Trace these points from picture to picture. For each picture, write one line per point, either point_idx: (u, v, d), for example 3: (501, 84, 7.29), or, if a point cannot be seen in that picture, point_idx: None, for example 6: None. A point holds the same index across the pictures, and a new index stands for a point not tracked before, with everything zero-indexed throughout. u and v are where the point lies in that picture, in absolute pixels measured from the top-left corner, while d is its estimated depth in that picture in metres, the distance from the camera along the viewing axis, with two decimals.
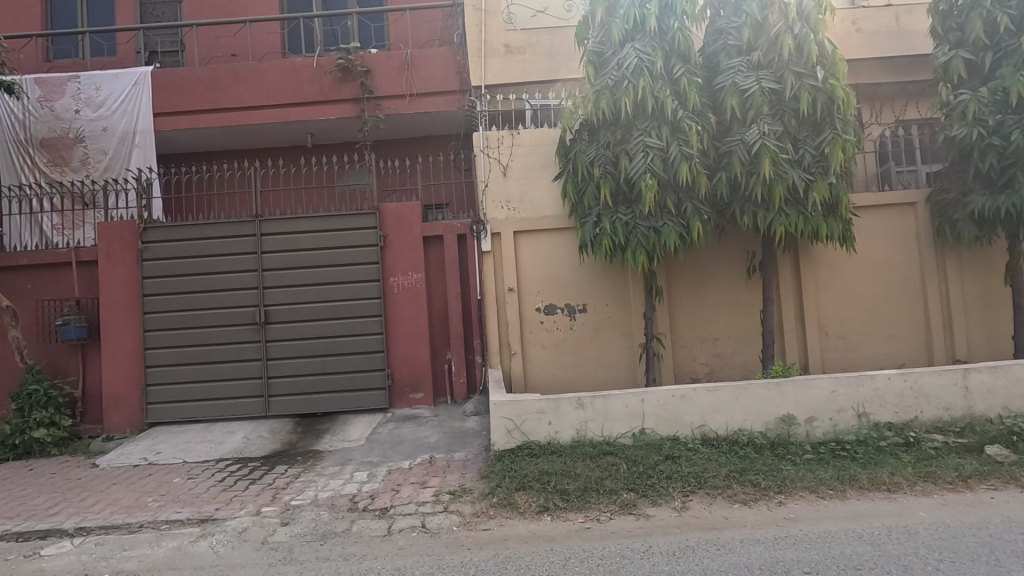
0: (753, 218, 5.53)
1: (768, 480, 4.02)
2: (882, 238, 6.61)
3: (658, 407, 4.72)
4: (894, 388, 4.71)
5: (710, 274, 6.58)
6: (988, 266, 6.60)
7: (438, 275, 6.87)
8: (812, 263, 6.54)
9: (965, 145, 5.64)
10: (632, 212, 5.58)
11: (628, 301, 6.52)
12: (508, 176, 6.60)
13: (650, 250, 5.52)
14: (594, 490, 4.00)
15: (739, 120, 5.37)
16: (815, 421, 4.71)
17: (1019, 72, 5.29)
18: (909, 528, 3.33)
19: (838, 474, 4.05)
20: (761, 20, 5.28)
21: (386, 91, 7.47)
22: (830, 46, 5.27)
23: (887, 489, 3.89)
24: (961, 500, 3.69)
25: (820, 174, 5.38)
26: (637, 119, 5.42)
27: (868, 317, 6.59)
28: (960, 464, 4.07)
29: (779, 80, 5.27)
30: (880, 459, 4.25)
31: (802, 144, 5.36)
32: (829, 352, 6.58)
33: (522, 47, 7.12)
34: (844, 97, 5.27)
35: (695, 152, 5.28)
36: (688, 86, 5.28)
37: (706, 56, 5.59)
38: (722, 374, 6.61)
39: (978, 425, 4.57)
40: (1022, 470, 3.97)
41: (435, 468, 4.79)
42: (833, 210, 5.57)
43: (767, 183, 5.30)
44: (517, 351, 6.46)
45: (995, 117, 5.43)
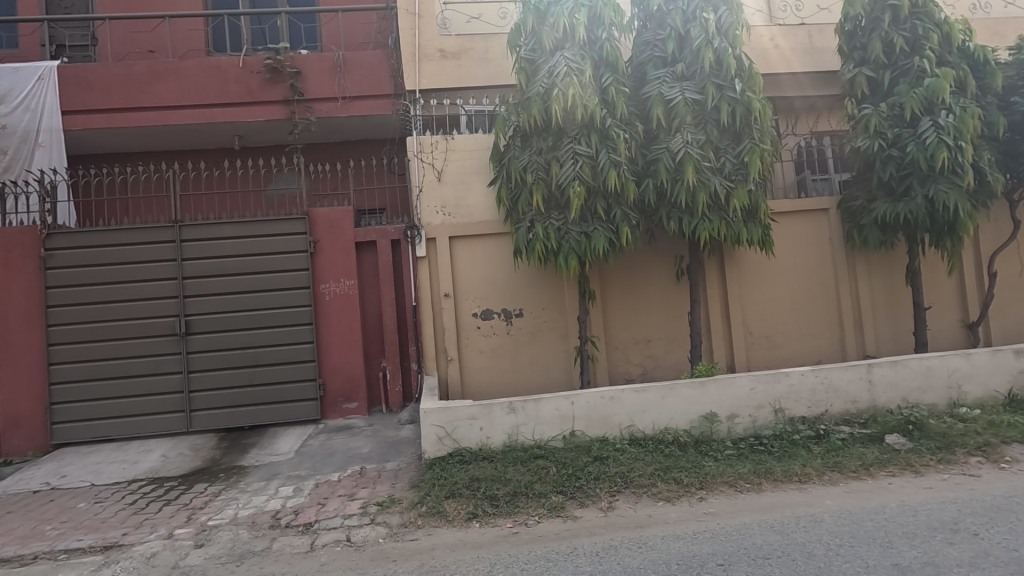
0: (678, 224, 5.70)
1: (691, 476, 4.17)
2: (799, 242, 7.01)
3: (588, 410, 4.82)
4: (807, 384, 5.00)
5: (642, 278, 6.77)
6: (892, 267, 7.12)
7: (373, 282, 6.76)
8: (736, 267, 6.85)
9: (869, 156, 6.06)
10: (564, 217, 5.65)
11: (564, 305, 6.62)
12: (442, 181, 6.56)
13: (581, 255, 5.60)
14: (523, 494, 4.03)
15: (665, 128, 5.56)
16: (736, 418, 4.93)
17: (913, 89, 5.74)
18: (816, 516, 3.52)
19: (755, 468, 4.25)
20: (684, 34, 5.52)
21: (317, 94, 7.28)
22: (747, 60, 5.55)
23: (799, 480, 4.12)
24: (863, 487, 3.95)
25: (740, 181, 5.60)
26: (568, 126, 5.52)
27: (788, 317, 6.96)
28: (864, 453, 4.35)
29: (701, 91, 5.49)
30: (794, 451, 4.49)
31: (723, 152, 5.58)
32: (753, 351, 6.89)
33: (457, 53, 7.11)
34: (761, 108, 5.53)
35: (623, 159, 5.42)
36: (616, 95, 5.42)
37: (634, 67, 5.79)
38: (654, 374, 6.80)
39: (880, 416, 4.91)
40: (917, 456, 4.29)
41: (365, 479, 4.68)
42: (753, 216, 5.83)
43: (691, 190, 5.48)
44: (454, 357, 6.41)
45: (893, 131, 5.86)
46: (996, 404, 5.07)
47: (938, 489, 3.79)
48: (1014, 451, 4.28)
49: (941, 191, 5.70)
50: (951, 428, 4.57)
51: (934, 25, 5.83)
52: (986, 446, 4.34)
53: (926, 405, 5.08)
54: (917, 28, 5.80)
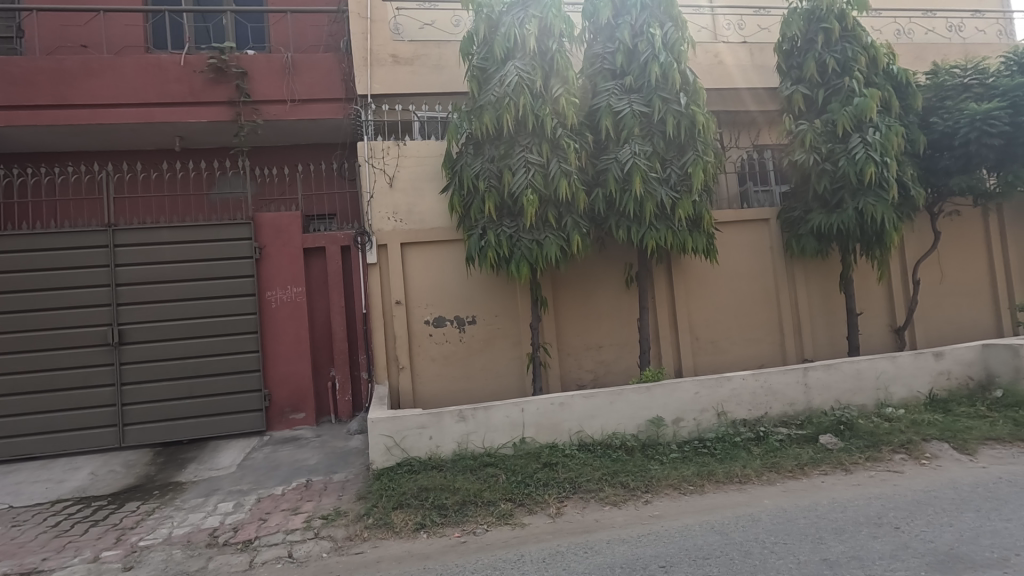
0: (627, 232, 5.82)
1: (637, 480, 4.25)
2: (742, 251, 7.29)
3: (537, 416, 4.86)
4: (748, 387, 5.20)
5: (593, 285, 6.88)
6: (828, 274, 7.50)
7: (321, 289, 6.61)
8: (683, 275, 7.06)
9: (805, 169, 6.39)
10: (515, 225, 5.68)
11: (516, 312, 6.65)
12: (394, 187, 6.49)
13: (533, 262, 5.62)
14: (472, 502, 4.01)
15: (614, 139, 5.69)
16: (681, 422, 5.07)
17: (844, 107, 6.08)
18: (754, 516, 3.66)
19: (698, 470, 4.38)
20: (632, 48, 5.67)
21: (265, 96, 7.08)
22: (691, 75, 5.76)
23: (739, 481, 4.26)
24: (798, 486, 4.13)
25: (685, 192, 5.78)
26: (519, 135, 5.56)
27: (733, 322, 7.22)
28: (800, 453, 4.55)
29: (648, 103, 5.65)
30: (735, 453, 4.65)
31: (669, 164, 5.75)
32: (700, 356, 7.11)
33: (411, 59, 7.05)
34: (704, 122, 5.73)
35: (573, 168, 5.51)
36: (566, 105, 5.50)
37: (585, 78, 5.91)
38: (605, 380, 6.91)
39: (815, 417, 5.15)
40: (847, 455, 4.52)
41: (310, 492, 4.55)
42: (698, 225, 6.01)
43: (638, 200, 5.61)
44: (405, 365, 6.32)
45: (827, 146, 6.20)
46: (918, 403, 5.41)
47: (865, 486, 4.01)
48: (934, 448, 4.57)
49: (869, 204, 6.05)
50: (879, 427, 4.84)
51: (862, 48, 6.21)
52: (909, 443, 4.61)
53: (856, 406, 5.36)
54: (847, 50, 6.17)
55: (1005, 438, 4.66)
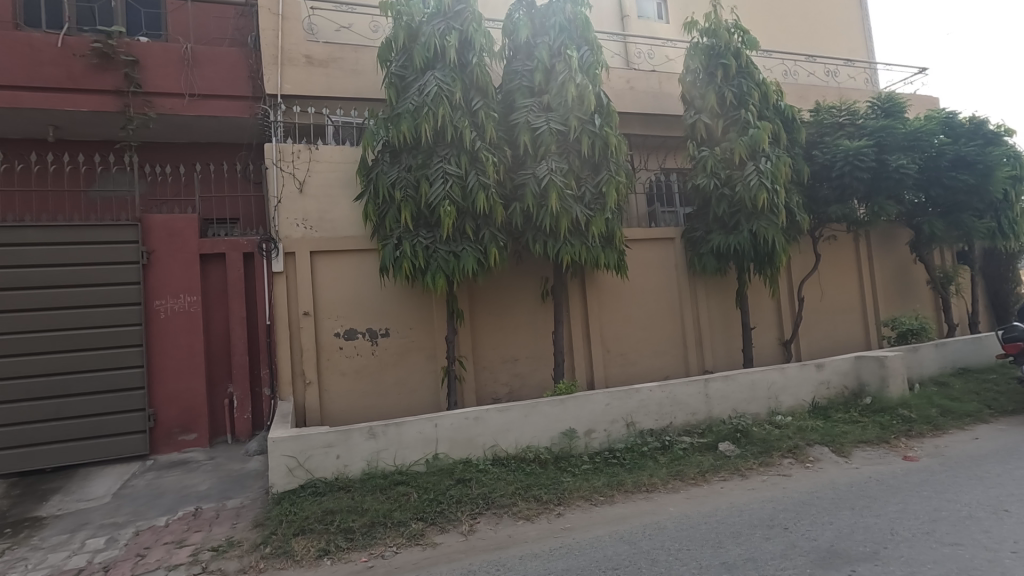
0: (543, 247, 5.88)
1: (551, 493, 4.27)
2: (650, 268, 7.64)
3: (452, 431, 4.77)
4: (655, 399, 5.42)
5: (509, 299, 6.92)
6: (725, 291, 8.06)
7: (219, 299, 6.13)
8: (596, 289, 7.28)
9: (708, 192, 6.86)
10: (432, 236, 5.57)
11: (432, 325, 6.53)
12: (304, 192, 6.18)
13: (449, 274, 5.51)
14: (381, 524, 3.83)
15: (531, 154, 5.77)
16: (593, 433, 5.18)
17: (740, 137, 6.60)
18: (660, 523, 3.78)
19: (608, 481, 4.47)
20: (550, 67, 5.80)
21: (160, 87, 6.51)
22: (605, 98, 6.00)
23: (646, 490, 4.41)
24: (700, 492, 4.35)
25: (598, 210, 5.96)
26: (437, 145, 5.50)
27: (641, 336, 7.53)
28: (702, 461, 4.79)
29: (565, 122, 5.81)
30: (643, 463, 4.82)
31: (584, 182, 5.92)
32: (611, 368, 7.34)
33: (326, 60, 6.77)
34: (616, 143, 5.97)
35: (492, 181, 5.49)
36: (485, 119, 5.51)
37: (504, 93, 5.98)
38: (521, 393, 6.94)
39: (715, 426, 5.46)
40: (743, 461, 4.82)
41: (199, 521, 4.14)
42: (610, 242, 6.21)
43: (554, 215, 5.71)
44: (312, 381, 5.98)
45: (725, 172, 6.70)
46: (803, 411, 5.90)
47: (759, 490, 4.28)
48: (817, 452, 4.99)
49: (762, 227, 6.57)
50: (770, 433, 5.21)
51: (755, 84, 6.79)
52: (795, 448, 5.01)
53: (751, 414, 5.75)
54: (742, 85, 6.72)
55: (874, 441, 5.19)
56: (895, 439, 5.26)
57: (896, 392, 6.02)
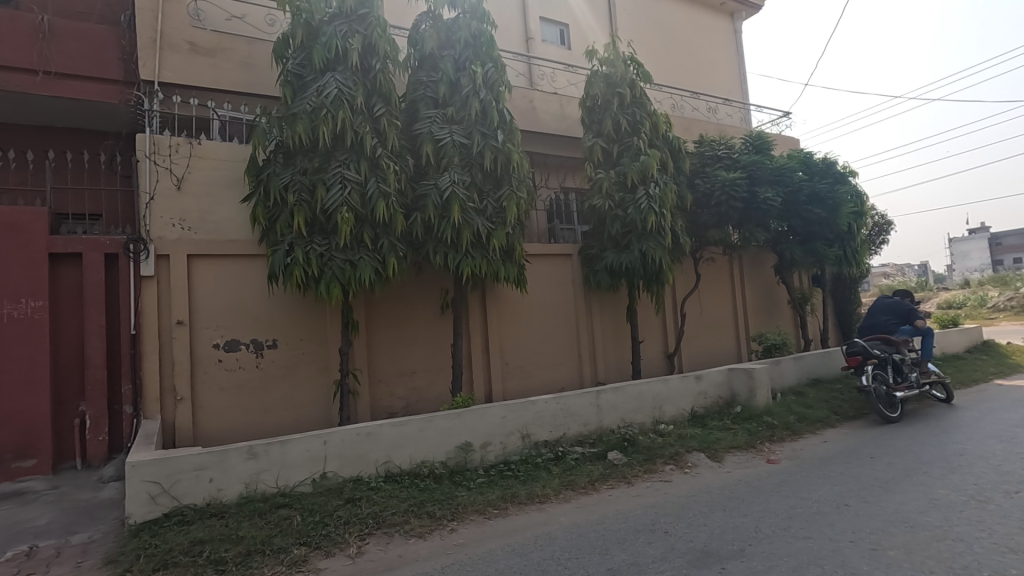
0: (444, 258, 5.78)
1: (444, 509, 4.20)
2: (549, 282, 7.86)
3: (341, 448, 4.55)
4: (550, 410, 5.55)
5: (408, 310, 6.78)
6: (617, 306, 8.49)
7: (72, 305, 5.42)
8: (495, 302, 7.36)
9: (603, 213, 7.23)
10: (328, 243, 5.30)
11: (325, 336, 6.22)
12: (182, 190, 5.66)
13: (345, 284, 5.26)
14: (258, 552, 3.54)
15: (434, 165, 5.72)
16: (489, 446, 5.19)
17: (633, 163, 7.02)
18: (551, 534, 3.85)
19: (502, 493, 4.49)
20: (455, 81, 5.87)
21: (5, 60, 5.65)
22: (508, 115, 6.12)
23: (539, 501, 4.48)
24: (589, 501, 4.50)
25: (499, 224, 6.01)
26: (336, 150, 5.28)
27: (539, 349, 7.70)
28: (592, 470, 4.97)
29: (468, 136, 5.85)
30: (536, 474, 4.90)
31: (486, 196, 5.96)
32: (508, 381, 7.41)
33: (213, 50, 6.28)
34: (518, 160, 6.08)
35: (393, 190, 5.36)
36: (388, 127, 5.40)
37: (408, 102, 5.90)
38: (417, 407, 6.79)
39: (605, 436, 5.70)
40: (629, 469, 5.08)
41: (34, 562, 3.57)
42: (511, 256, 6.26)
43: (456, 227, 5.68)
44: (184, 397, 5.43)
45: (619, 195, 7.10)
46: (683, 420, 6.33)
47: (643, 496, 4.51)
48: (695, 458, 5.36)
49: (651, 248, 7.00)
50: (654, 442, 5.53)
51: (647, 114, 7.28)
52: (676, 455, 5.35)
53: (637, 424, 6.07)
54: (635, 114, 7.20)
55: (743, 445, 5.70)
56: (760, 443, 5.81)
57: (761, 401, 6.65)
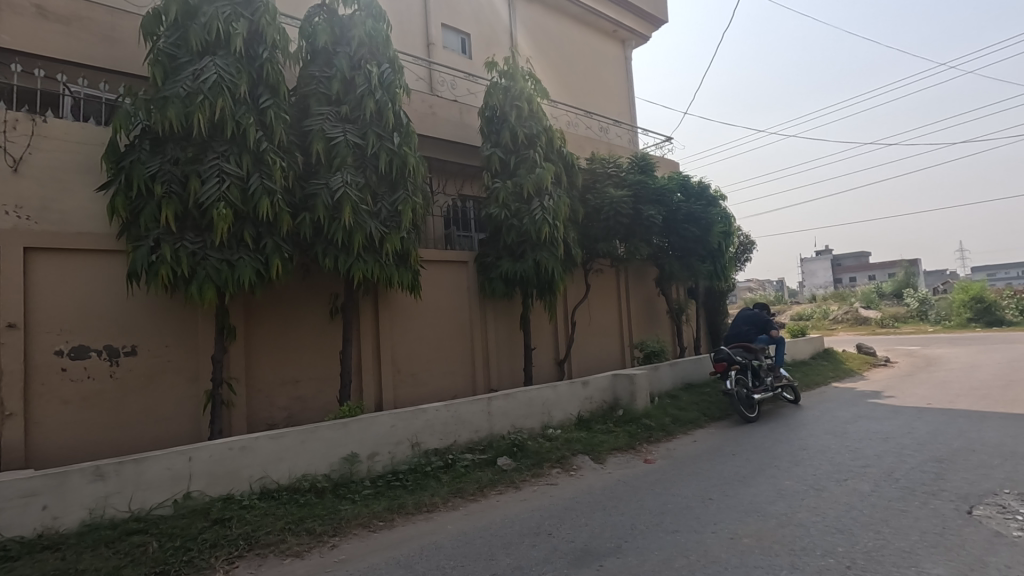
0: (333, 261, 5.52)
1: (325, 524, 4.00)
2: (444, 289, 7.81)
3: (209, 465, 4.18)
4: (440, 418, 5.50)
5: (291, 315, 6.40)
6: (511, 314, 8.64)
7: None
8: (388, 308, 7.17)
9: (499, 221, 7.34)
10: (201, 241, 4.86)
11: (194, 342, 5.69)
12: (20, 173, 4.92)
13: (221, 285, 4.84)
14: None
15: (325, 164, 5.47)
16: (376, 456, 5.03)
17: (528, 175, 7.23)
18: (437, 543, 3.80)
19: (389, 505, 4.37)
20: (349, 79, 5.68)
21: None
22: (405, 118, 6.03)
23: (427, 510, 4.42)
24: (478, 507, 4.51)
25: (393, 228, 5.85)
26: (214, 140, 4.88)
27: (432, 356, 7.61)
28: (481, 477, 5.00)
29: (363, 136, 5.67)
30: (425, 483, 4.83)
31: (380, 199, 5.78)
32: (400, 389, 7.23)
33: (66, 17, 5.54)
34: (414, 164, 5.98)
35: (279, 187, 5.04)
36: (274, 120, 5.07)
37: (298, 97, 5.61)
38: (300, 417, 6.40)
39: (495, 442, 5.75)
40: (518, 474, 5.17)
41: None
42: (404, 261, 6.12)
43: (347, 230, 5.45)
44: (15, 412, 4.66)
45: (515, 205, 7.25)
46: (570, 424, 6.56)
47: (529, 500, 4.62)
48: (580, 460, 5.58)
49: (544, 258, 7.22)
50: (542, 446, 5.68)
51: (543, 129, 7.53)
52: (562, 459, 5.55)
53: (527, 429, 6.20)
54: (532, 128, 7.42)
55: (624, 447, 6.05)
56: (639, 445, 6.20)
57: (641, 405, 7.10)
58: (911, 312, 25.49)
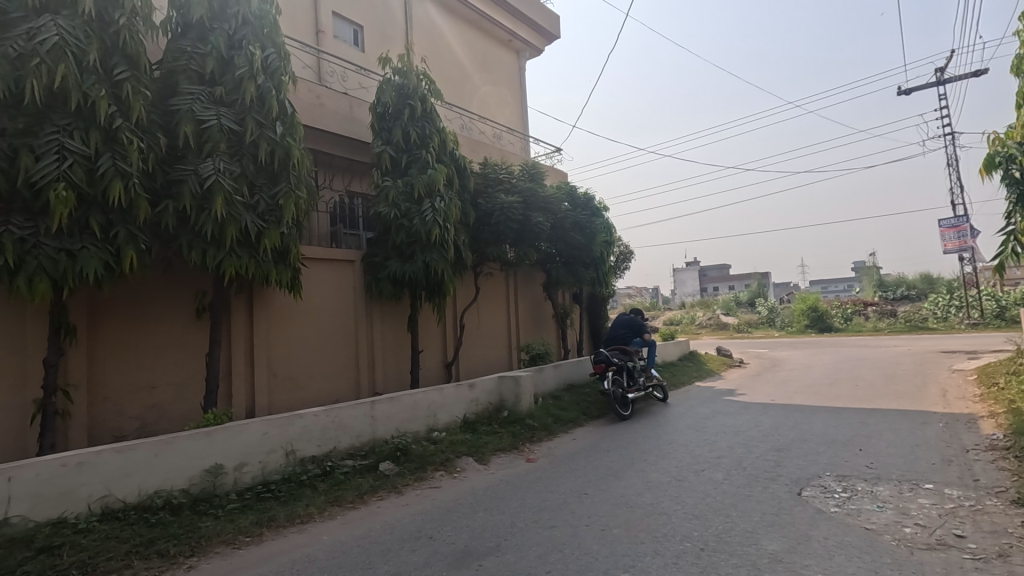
0: (200, 256, 5.05)
1: (180, 545, 3.63)
2: (327, 289, 7.45)
3: (36, 486, 3.62)
4: (319, 424, 5.24)
5: (148, 314, 5.74)
6: (399, 315, 8.47)
7: None
8: (264, 308, 6.69)
9: (388, 221, 7.17)
10: (33, 226, 4.19)
11: (22, 344, 4.90)
12: None
13: (58, 278, 4.22)
14: None
15: (194, 149, 4.99)
16: (245, 467, 4.66)
17: (420, 175, 7.15)
18: (310, 555, 3.61)
19: (257, 518, 4.08)
20: (227, 58, 5.24)
21: None
22: (290, 107, 5.67)
23: (300, 522, 4.19)
24: (356, 515, 4.36)
25: (273, 223, 5.47)
26: (53, 112, 4.25)
27: (312, 359, 7.22)
28: (361, 483, 4.84)
29: (240, 122, 5.24)
30: (299, 493, 4.57)
31: (258, 190, 5.36)
32: (275, 394, 6.77)
33: None
34: (298, 156, 5.65)
35: (135, 170, 4.50)
36: (132, 95, 4.52)
37: (164, 72, 5.07)
38: (156, 427, 5.75)
39: (378, 447, 5.59)
40: (400, 478, 5.08)
41: None
42: (284, 258, 5.75)
43: (218, 222, 5.01)
44: None
45: (405, 204, 7.12)
46: (456, 426, 6.57)
47: (412, 504, 4.55)
48: (464, 462, 5.61)
49: (433, 259, 7.16)
50: (427, 449, 5.62)
51: (436, 130, 7.48)
52: (446, 461, 5.53)
53: (411, 432, 6.11)
54: (425, 128, 7.35)
55: (507, 447, 6.18)
56: (522, 445, 6.37)
57: (525, 405, 7.30)
58: (761, 319, 28.78)
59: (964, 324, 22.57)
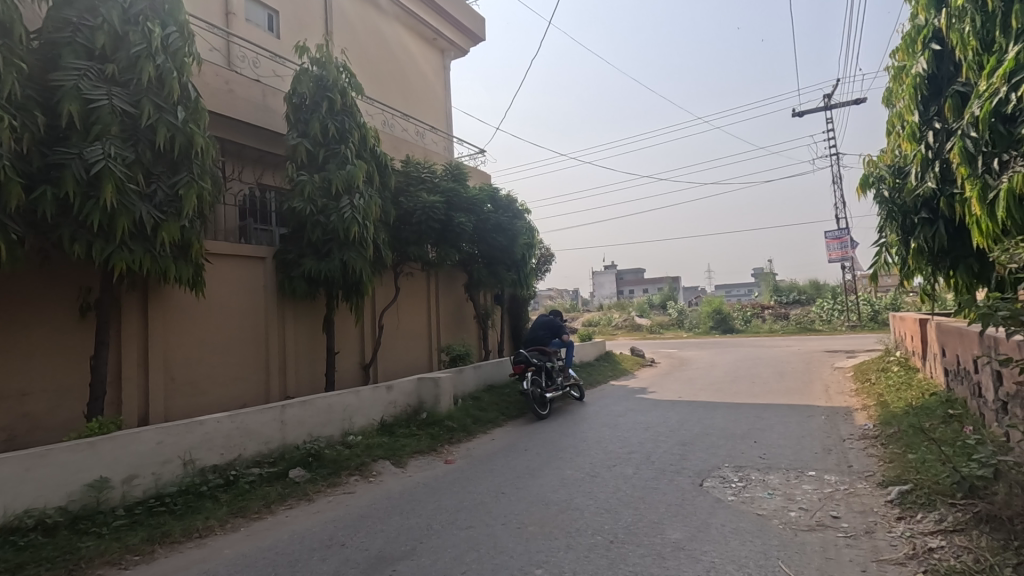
0: (85, 248, 4.58)
1: (54, 569, 3.28)
2: (234, 287, 7.00)
3: None
4: (222, 431, 4.92)
5: (19, 312, 5.14)
6: (313, 315, 8.13)
7: None
8: (161, 306, 6.18)
9: (303, 216, 6.87)
10: None
11: None
12: None
13: None
14: None
15: (79, 131, 4.52)
16: (135, 480, 4.28)
17: (338, 170, 6.90)
18: (209, 571, 3.39)
19: (148, 535, 3.77)
20: (121, 34, 4.78)
21: None
22: (193, 92, 5.27)
23: (198, 536, 3.91)
24: (262, 525, 4.13)
25: (171, 215, 5.06)
26: None
27: (216, 361, 6.76)
28: (268, 492, 4.59)
29: (135, 104, 4.80)
30: (198, 505, 4.27)
31: (155, 179, 4.95)
32: (173, 399, 6.27)
33: None
34: (202, 144, 5.27)
35: (5, 151, 4.01)
36: (3, 67, 4.02)
37: (43, 43, 4.56)
38: (29, 439, 5.15)
39: (287, 453, 5.33)
40: (311, 485, 4.87)
41: None
42: (184, 253, 5.34)
43: (107, 211, 4.57)
44: None
45: (321, 200, 6.85)
46: (372, 429, 6.40)
47: (323, 511, 4.38)
48: (380, 466, 5.48)
49: (351, 258, 6.93)
50: (340, 454, 5.44)
51: (357, 125, 7.26)
52: (361, 465, 5.38)
53: (325, 437, 5.88)
54: (344, 122, 7.11)
55: (425, 449, 6.12)
56: (440, 446, 6.33)
57: (445, 406, 7.25)
58: (672, 320, 30.43)
59: (845, 326, 25.07)
